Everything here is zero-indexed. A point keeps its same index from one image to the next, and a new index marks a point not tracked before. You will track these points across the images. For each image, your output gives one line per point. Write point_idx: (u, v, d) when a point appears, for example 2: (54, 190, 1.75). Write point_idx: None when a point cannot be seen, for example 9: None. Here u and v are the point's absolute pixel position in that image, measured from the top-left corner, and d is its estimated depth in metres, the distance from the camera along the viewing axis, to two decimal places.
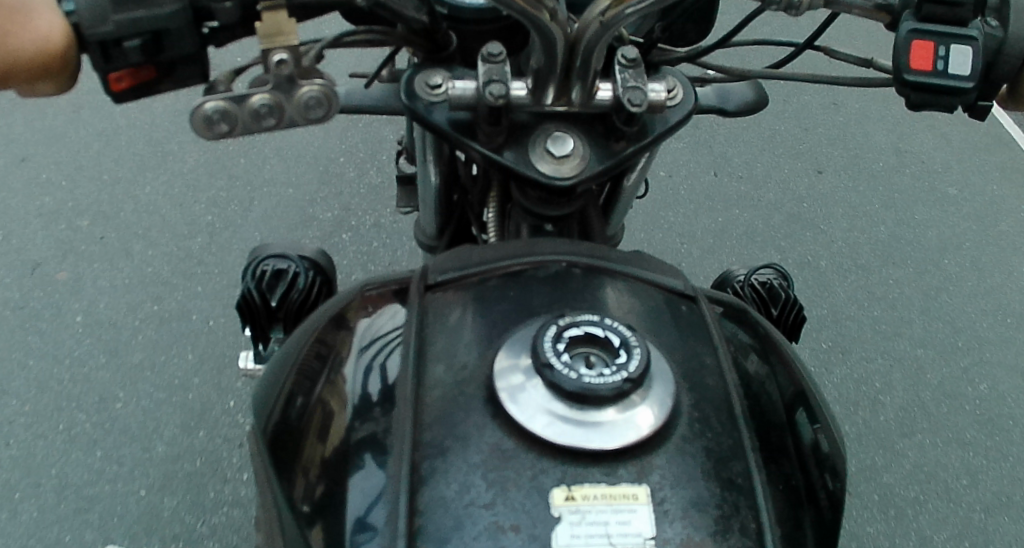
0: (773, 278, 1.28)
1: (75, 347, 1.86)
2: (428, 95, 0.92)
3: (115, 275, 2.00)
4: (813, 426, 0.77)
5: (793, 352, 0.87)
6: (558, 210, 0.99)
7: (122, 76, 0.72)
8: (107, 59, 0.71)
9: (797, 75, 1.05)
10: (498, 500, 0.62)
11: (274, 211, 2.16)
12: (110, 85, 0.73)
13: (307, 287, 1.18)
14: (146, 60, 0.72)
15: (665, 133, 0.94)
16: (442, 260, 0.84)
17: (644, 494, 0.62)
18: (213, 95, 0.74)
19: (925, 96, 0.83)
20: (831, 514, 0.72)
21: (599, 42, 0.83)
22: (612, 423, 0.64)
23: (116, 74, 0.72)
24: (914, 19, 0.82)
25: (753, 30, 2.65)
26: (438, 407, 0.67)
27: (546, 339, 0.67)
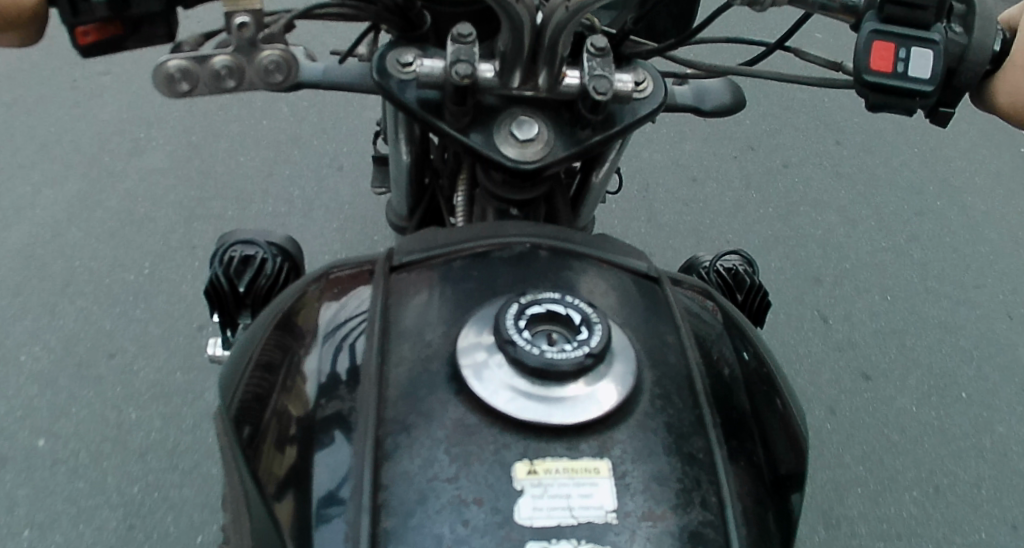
0: (738, 264, 1.29)
1: (44, 322, 1.84)
2: (398, 72, 0.93)
3: (84, 253, 1.98)
4: (800, 488, 0.76)
5: (755, 337, 0.88)
6: (522, 194, 1.00)
7: (89, 30, 0.71)
8: (74, 12, 0.70)
9: (769, 73, 1.04)
10: (462, 474, 0.62)
11: (246, 192, 2.15)
12: (76, 38, 0.71)
13: (275, 273, 1.18)
14: (112, 16, 0.71)
15: (631, 124, 0.95)
16: (408, 242, 0.84)
17: (606, 468, 0.63)
18: (176, 54, 0.74)
19: (884, 98, 0.80)
20: (790, 508, 0.74)
21: (565, 27, 0.84)
22: (575, 397, 0.65)
23: (83, 27, 0.71)
24: (876, 19, 0.79)
25: (724, 22, 2.66)
26: (403, 384, 0.67)
27: (508, 316, 0.68)
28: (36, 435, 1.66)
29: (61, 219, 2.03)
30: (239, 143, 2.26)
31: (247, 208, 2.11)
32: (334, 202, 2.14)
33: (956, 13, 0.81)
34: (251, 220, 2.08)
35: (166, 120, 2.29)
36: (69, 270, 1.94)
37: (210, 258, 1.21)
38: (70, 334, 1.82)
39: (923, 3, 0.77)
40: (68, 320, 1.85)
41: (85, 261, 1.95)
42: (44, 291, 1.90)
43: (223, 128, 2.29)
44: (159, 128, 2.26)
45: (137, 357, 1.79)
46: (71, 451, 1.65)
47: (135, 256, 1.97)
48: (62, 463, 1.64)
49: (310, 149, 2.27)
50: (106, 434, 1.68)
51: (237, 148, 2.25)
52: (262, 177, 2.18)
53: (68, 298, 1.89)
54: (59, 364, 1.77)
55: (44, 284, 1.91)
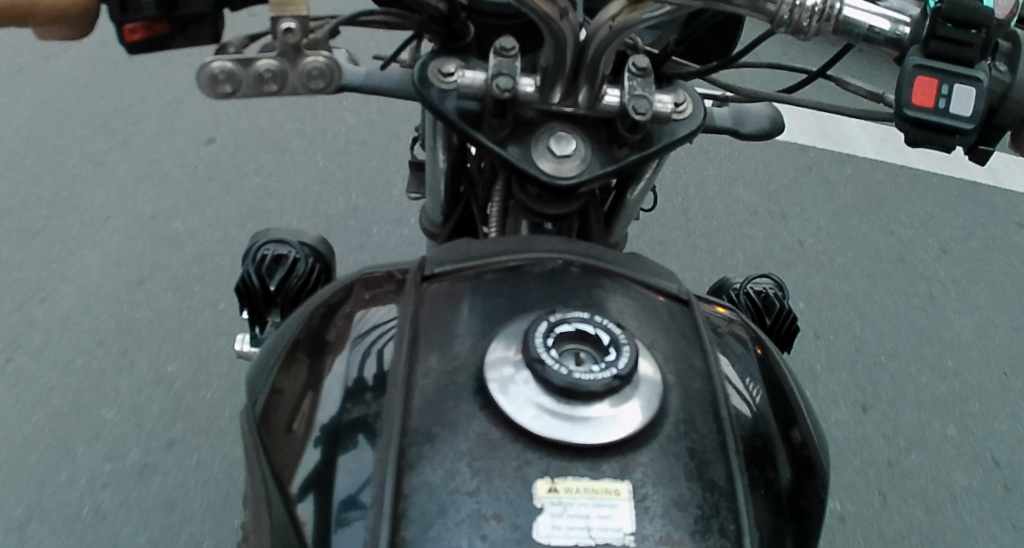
0: (770, 287, 1.28)
1: (78, 309, 1.89)
2: (440, 82, 0.94)
3: (120, 243, 2.03)
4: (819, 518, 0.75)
5: (783, 365, 0.88)
6: (557, 209, 1.01)
7: (136, 28, 0.72)
8: (123, 10, 0.70)
9: (809, 100, 1.04)
10: (483, 488, 0.63)
11: (282, 193, 2.20)
12: (123, 35, 0.72)
13: (307, 272, 1.19)
14: (161, 15, 0.72)
15: (669, 145, 0.95)
16: (441, 252, 0.85)
17: (626, 490, 0.63)
18: (220, 56, 0.75)
19: (924, 133, 0.79)
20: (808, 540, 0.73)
21: (608, 46, 0.84)
22: (600, 417, 0.65)
23: (131, 25, 0.72)
24: (920, 53, 0.77)
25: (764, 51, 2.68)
26: (429, 394, 0.68)
27: (537, 334, 0.68)
28: (65, 417, 1.71)
29: (105, 211, 2.09)
30: (280, 148, 2.31)
31: (285, 210, 2.15)
32: (366, 206, 2.18)
33: (1001, 52, 0.80)
34: (288, 221, 2.12)
35: (208, 121, 2.35)
36: (106, 259, 1.99)
37: (243, 257, 1.23)
38: (102, 322, 1.87)
39: (968, 39, 0.76)
40: (101, 307, 1.90)
41: (127, 253, 2.00)
42: (87, 276, 1.95)
43: (263, 130, 2.35)
44: (202, 129, 2.33)
45: (168, 348, 1.83)
46: (97, 436, 1.69)
47: (174, 250, 2.02)
48: (86, 447, 1.67)
49: (349, 155, 2.31)
50: (131, 421, 1.71)
51: (274, 150, 2.30)
52: (300, 180, 2.22)
53: (106, 286, 1.93)
54: (92, 350, 1.82)
55: (81, 269, 1.96)
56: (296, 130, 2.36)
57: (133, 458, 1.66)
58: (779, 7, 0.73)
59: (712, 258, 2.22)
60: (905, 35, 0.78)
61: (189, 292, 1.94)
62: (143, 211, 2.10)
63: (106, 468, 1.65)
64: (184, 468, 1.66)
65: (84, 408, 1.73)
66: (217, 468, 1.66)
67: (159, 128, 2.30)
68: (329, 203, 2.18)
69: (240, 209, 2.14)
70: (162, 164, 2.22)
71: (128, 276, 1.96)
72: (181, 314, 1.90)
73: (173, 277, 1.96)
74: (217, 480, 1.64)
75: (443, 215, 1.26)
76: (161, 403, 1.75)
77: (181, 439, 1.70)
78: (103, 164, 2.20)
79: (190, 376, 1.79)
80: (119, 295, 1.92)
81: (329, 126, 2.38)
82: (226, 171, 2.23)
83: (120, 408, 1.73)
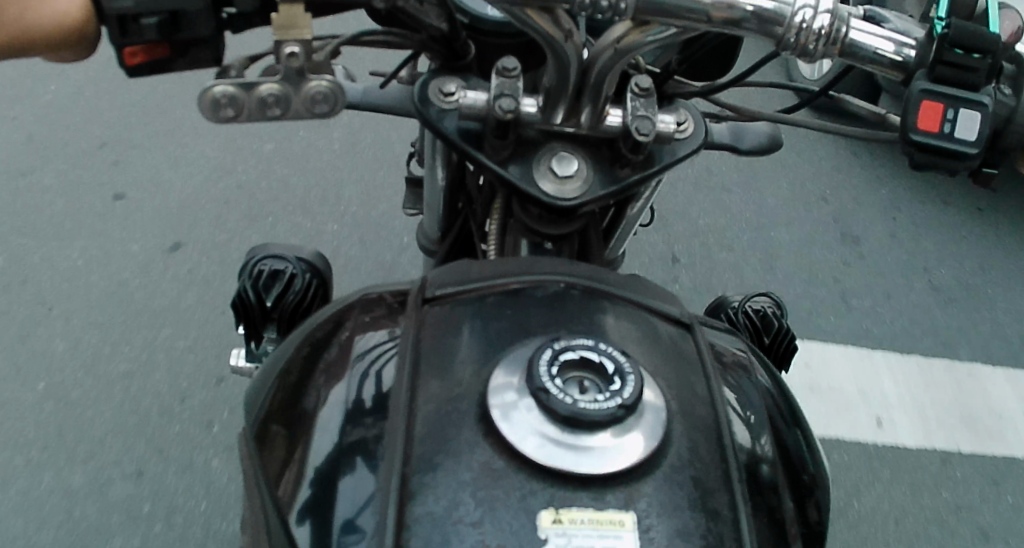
0: (768, 306, 1.28)
1: (75, 327, 1.90)
2: (440, 101, 0.94)
3: (117, 260, 2.04)
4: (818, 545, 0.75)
5: (783, 390, 0.87)
6: (557, 230, 1.00)
7: (137, 51, 0.72)
8: (124, 33, 0.70)
9: (808, 121, 1.04)
10: (486, 518, 0.62)
11: (277, 209, 2.21)
12: (124, 59, 0.72)
13: (304, 288, 1.18)
14: (163, 39, 0.71)
15: (671, 165, 0.95)
16: (442, 273, 0.85)
17: (631, 521, 0.63)
18: (222, 78, 0.74)
19: (928, 157, 0.79)
20: None
21: (613, 67, 0.84)
22: (604, 446, 0.65)
23: (132, 49, 0.71)
24: (927, 78, 0.77)
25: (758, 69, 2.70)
26: (431, 421, 0.67)
27: (541, 361, 0.68)
28: (62, 437, 1.72)
29: (100, 228, 2.11)
30: (275, 165, 2.32)
31: (280, 226, 2.17)
32: (362, 223, 2.20)
33: (1006, 75, 0.79)
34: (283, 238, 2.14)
35: (206, 138, 2.36)
36: (103, 277, 2.00)
37: (239, 271, 1.22)
38: (100, 340, 1.88)
39: (975, 64, 0.76)
40: (98, 325, 1.91)
41: (121, 270, 2.02)
42: (81, 294, 1.97)
43: (261, 148, 2.36)
44: (199, 146, 2.34)
45: (164, 368, 1.85)
46: (94, 456, 1.70)
47: (169, 269, 2.04)
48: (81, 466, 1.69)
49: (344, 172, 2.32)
50: (124, 439, 1.73)
51: (271, 168, 2.31)
52: (295, 198, 2.24)
53: (100, 304, 1.95)
54: (90, 370, 1.83)
55: (77, 287, 1.98)
56: (291, 148, 2.38)
57: (127, 478, 1.68)
58: (787, 30, 0.74)
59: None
60: (910, 58, 0.78)
61: (184, 310, 1.96)
62: (140, 229, 2.11)
63: (101, 488, 1.66)
64: (178, 489, 1.67)
65: (82, 427, 1.74)
66: (209, 487, 1.67)
67: (154, 145, 2.32)
68: (325, 220, 2.18)
69: (234, 229, 2.15)
70: (158, 180, 2.23)
71: (123, 294, 1.97)
72: (178, 333, 1.91)
73: (170, 298, 1.98)
74: (206, 499, 1.66)
75: (440, 231, 1.26)
76: (154, 422, 1.76)
77: (175, 459, 1.71)
78: (99, 180, 2.22)
79: (186, 396, 1.81)
80: (115, 314, 1.94)
81: (324, 145, 2.40)
82: (221, 188, 2.24)
83: (116, 428, 1.74)
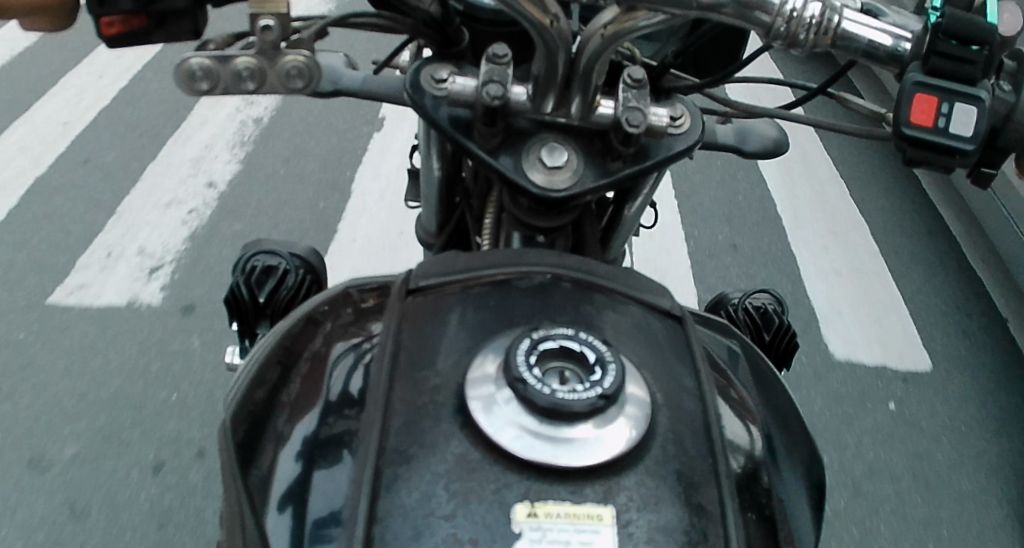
0: (768, 302, 1.26)
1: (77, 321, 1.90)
2: (433, 88, 0.92)
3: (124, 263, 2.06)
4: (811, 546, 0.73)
5: (780, 386, 0.85)
6: (550, 223, 0.98)
7: (113, 21, 0.71)
8: (100, 3, 0.69)
9: (810, 119, 1.01)
10: (459, 512, 0.60)
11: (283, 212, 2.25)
12: (100, 28, 0.71)
13: (296, 285, 1.17)
14: (138, 9, 0.70)
15: (665, 160, 0.92)
16: (427, 264, 0.83)
17: (610, 516, 0.61)
18: (200, 52, 0.73)
19: (922, 153, 0.77)
20: None
21: (601, 57, 0.82)
22: (584, 437, 0.63)
23: (108, 18, 0.70)
24: (920, 70, 0.75)
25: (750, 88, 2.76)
26: (407, 413, 0.66)
27: (520, 351, 0.66)
28: (57, 423, 1.69)
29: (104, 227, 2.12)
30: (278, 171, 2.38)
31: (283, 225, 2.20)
32: (363, 221, 2.22)
33: (1006, 71, 0.78)
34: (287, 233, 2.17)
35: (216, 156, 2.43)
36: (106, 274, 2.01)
37: (232, 268, 1.21)
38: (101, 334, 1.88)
39: (971, 57, 0.73)
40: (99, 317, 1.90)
41: (128, 264, 2.03)
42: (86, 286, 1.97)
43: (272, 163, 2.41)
44: (209, 158, 2.39)
45: (162, 358, 1.82)
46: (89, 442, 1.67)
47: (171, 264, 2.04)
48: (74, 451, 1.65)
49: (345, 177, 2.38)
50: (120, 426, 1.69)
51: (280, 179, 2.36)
52: (298, 199, 2.27)
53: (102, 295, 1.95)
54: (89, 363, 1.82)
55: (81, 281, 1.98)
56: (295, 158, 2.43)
57: (120, 464, 1.63)
58: (774, 18, 0.72)
59: (705, 274, 2.23)
60: (907, 51, 0.76)
61: (186, 302, 1.95)
62: (143, 229, 2.12)
63: (95, 471, 1.62)
64: (173, 474, 1.61)
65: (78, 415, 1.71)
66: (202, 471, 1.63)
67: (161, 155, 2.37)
68: (329, 223, 2.21)
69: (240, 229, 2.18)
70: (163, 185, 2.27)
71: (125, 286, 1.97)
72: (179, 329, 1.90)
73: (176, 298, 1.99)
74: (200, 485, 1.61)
75: (437, 225, 1.24)
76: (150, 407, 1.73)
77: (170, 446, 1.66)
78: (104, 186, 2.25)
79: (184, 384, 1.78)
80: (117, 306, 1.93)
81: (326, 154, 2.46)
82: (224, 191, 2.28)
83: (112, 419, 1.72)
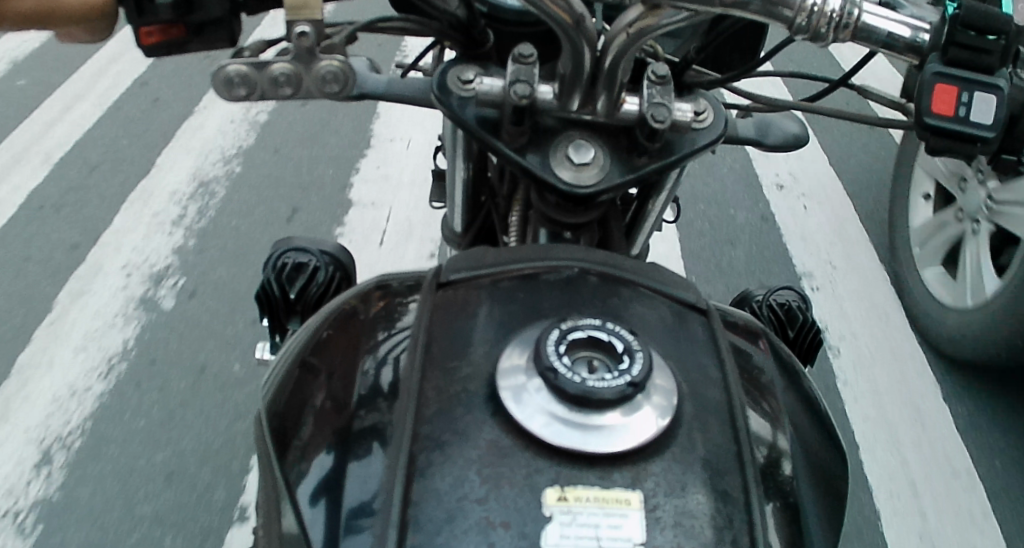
0: (794, 299, 1.27)
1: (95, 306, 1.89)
2: (460, 89, 0.94)
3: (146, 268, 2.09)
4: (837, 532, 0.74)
5: (804, 377, 0.86)
6: (576, 219, 0.99)
7: (152, 30, 0.73)
8: (140, 13, 0.71)
9: (831, 111, 1.02)
10: (491, 496, 0.62)
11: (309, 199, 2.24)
12: (140, 38, 0.73)
13: (326, 281, 1.19)
14: (177, 18, 0.72)
15: (690, 155, 0.94)
16: (456, 259, 0.85)
17: (638, 500, 0.63)
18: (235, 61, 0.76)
19: (943, 142, 0.78)
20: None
21: (626, 54, 0.84)
22: (612, 425, 0.65)
23: (147, 28, 0.72)
24: (939, 61, 0.76)
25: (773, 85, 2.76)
26: (439, 402, 0.67)
27: (549, 341, 0.68)
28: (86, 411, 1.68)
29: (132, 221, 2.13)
30: (303, 162, 2.37)
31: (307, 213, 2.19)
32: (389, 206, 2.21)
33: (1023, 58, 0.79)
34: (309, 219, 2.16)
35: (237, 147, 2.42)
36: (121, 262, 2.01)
37: (265, 263, 1.23)
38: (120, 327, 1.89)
39: (988, 46, 0.74)
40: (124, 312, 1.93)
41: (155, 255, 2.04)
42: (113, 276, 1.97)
43: (296, 152, 2.41)
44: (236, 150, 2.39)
45: (185, 344, 1.82)
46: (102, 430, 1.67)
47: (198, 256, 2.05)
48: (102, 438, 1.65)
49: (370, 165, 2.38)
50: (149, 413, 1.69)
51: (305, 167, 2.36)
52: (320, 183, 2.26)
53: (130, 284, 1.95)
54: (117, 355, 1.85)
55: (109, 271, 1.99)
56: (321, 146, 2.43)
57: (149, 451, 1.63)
58: (796, 13, 0.73)
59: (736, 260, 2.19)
60: (925, 42, 0.77)
61: (213, 293, 1.96)
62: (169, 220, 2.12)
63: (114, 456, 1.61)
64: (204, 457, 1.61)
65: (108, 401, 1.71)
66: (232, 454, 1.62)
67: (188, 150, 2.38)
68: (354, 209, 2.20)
69: (267, 218, 2.18)
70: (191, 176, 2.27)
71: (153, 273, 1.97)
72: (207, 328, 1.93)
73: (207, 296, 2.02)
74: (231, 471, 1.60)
75: (463, 225, 1.26)
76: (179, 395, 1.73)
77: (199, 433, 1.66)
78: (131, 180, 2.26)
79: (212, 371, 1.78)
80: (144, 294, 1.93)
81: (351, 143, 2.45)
82: (250, 183, 2.28)
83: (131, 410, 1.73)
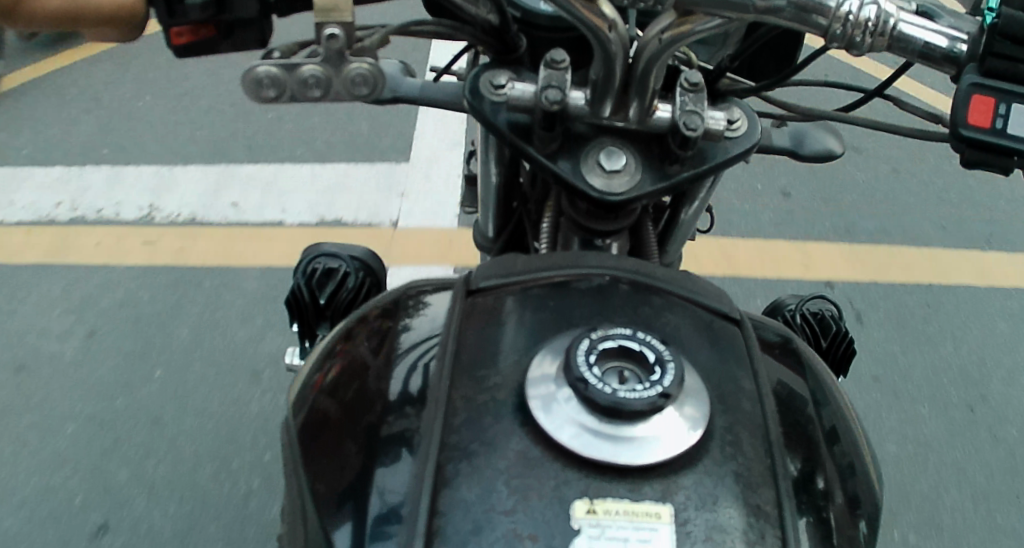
0: (826, 309, 1.25)
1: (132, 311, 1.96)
2: (491, 94, 0.93)
3: None
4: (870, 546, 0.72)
5: (838, 391, 0.84)
6: (606, 225, 0.98)
7: (183, 31, 0.73)
8: (170, 14, 0.72)
9: (865, 122, 1.01)
10: (519, 507, 0.61)
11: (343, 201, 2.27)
12: (170, 39, 0.73)
13: (357, 286, 1.19)
14: (207, 19, 0.73)
15: (723, 163, 0.92)
16: (488, 265, 0.84)
17: (668, 514, 0.61)
18: (266, 61, 0.76)
19: (979, 154, 0.76)
20: None
21: (658, 61, 0.82)
22: (643, 437, 0.64)
23: (178, 29, 0.73)
24: (977, 71, 0.74)
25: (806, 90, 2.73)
26: (468, 410, 0.67)
27: (580, 351, 0.67)
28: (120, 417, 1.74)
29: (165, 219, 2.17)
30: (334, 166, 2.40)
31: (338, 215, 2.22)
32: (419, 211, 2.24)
33: None
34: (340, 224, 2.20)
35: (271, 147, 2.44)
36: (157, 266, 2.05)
37: (296, 268, 1.24)
38: (140, 337, 1.91)
39: None
40: (149, 319, 1.94)
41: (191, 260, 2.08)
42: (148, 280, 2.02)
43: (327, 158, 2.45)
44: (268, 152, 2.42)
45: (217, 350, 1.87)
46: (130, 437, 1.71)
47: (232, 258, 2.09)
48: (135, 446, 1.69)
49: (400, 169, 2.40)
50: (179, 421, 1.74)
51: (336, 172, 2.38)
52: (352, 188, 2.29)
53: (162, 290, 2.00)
54: (138, 359, 1.86)
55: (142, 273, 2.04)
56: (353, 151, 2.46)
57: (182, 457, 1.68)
58: (831, 21, 0.71)
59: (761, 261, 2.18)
60: (963, 52, 0.75)
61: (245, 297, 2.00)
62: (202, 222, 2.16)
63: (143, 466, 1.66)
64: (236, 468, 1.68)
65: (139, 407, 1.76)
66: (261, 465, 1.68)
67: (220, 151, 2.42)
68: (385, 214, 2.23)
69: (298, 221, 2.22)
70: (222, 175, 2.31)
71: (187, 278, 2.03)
72: (238, 325, 1.94)
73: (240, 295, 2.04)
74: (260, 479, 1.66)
75: (494, 230, 1.25)
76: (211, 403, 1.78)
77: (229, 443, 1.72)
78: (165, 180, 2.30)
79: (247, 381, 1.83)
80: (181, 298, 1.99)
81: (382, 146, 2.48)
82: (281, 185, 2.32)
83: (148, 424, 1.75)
